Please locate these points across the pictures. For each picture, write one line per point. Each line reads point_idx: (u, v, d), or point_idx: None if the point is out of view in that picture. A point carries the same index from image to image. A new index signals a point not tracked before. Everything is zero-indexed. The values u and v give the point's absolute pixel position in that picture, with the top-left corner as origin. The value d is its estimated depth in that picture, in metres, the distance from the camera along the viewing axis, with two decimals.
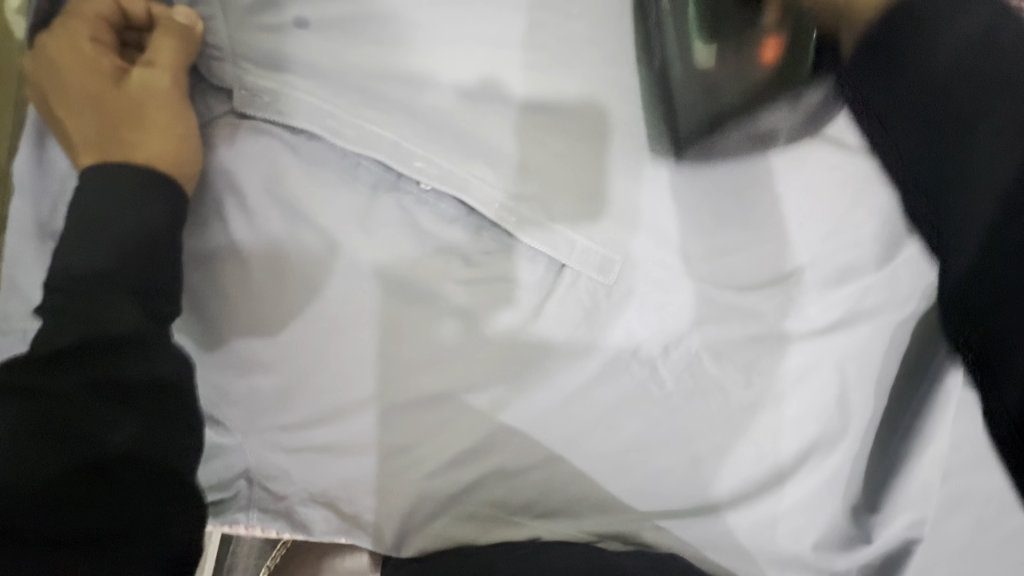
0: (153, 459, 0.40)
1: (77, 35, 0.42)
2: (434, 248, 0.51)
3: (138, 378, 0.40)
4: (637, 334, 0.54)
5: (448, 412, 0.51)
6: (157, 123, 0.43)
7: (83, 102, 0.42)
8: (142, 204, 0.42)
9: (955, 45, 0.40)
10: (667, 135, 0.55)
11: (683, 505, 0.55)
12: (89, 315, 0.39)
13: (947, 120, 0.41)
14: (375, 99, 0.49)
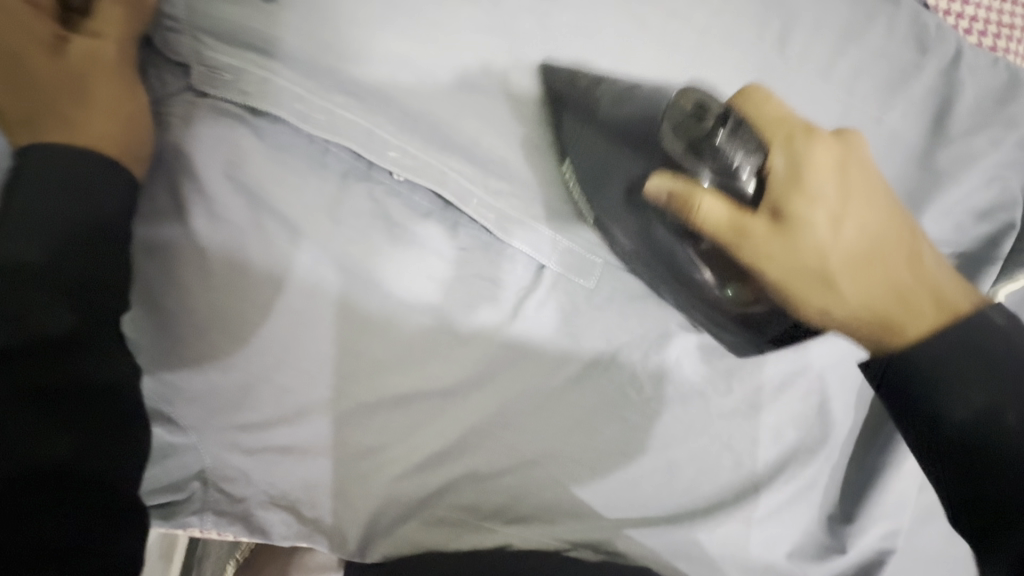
0: (101, 463, 0.37)
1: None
2: (407, 243, 0.47)
3: (82, 376, 0.37)
4: (618, 337, 0.52)
5: (416, 414, 0.48)
6: (100, 98, 0.40)
7: (17, 72, 0.39)
8: (86, 193, 0.39)
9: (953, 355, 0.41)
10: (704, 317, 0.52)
11: (658, 513, 0.55)
12: (20, 311, 0.35)
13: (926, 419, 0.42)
14: (347, 82, 0.45)
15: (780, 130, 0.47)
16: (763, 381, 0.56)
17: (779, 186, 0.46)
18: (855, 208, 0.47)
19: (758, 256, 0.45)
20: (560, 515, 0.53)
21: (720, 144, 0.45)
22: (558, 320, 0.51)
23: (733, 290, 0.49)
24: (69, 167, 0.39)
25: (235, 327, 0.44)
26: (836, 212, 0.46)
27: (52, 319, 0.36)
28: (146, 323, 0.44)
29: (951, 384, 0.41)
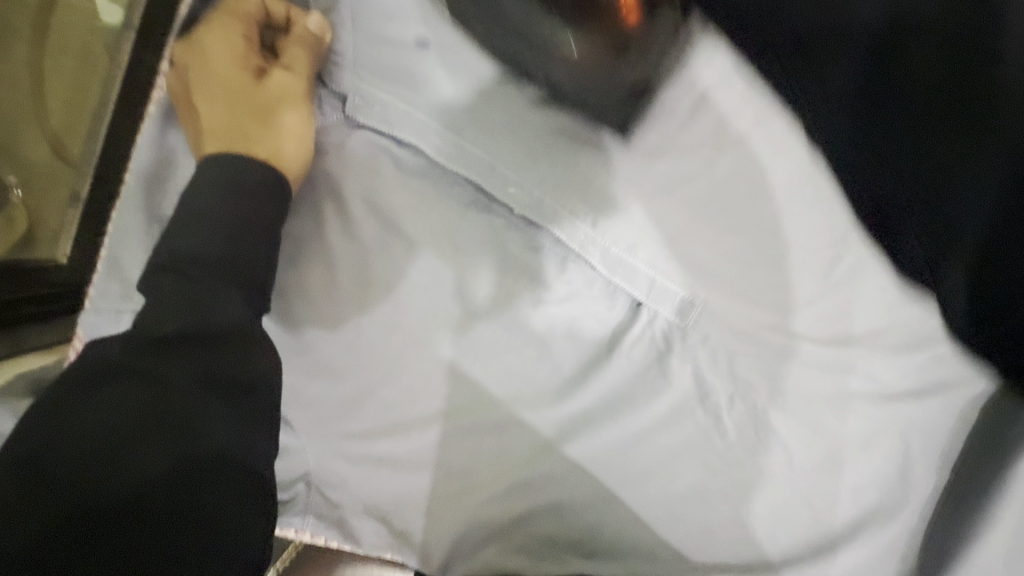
0: (241, 468, 0.38)
1: (232, 36, 0.45)
2: (518, 271, 0.49)
3: (233, 374, 0.39)
4: (706, 379, 0.54)
5: (508, 438, 0.50)
6: (280, 122, 0.45)
7: (219, 93, 0.44)
8: (257, 201, 0.42)
9: (869, 136, 0.49)
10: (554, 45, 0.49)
11: (735, 562, 0.54)
12: (199, 305, 0.38)
13: (937, 162, 0.48)
14: (479, 119, 0.49)
15: None
16: (846, 435, 0.56)
17: None
18: None
19: None
20: (635, 554, 0.53)
21: None
22: (650, 356, 0.52)
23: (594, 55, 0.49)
24: (240, 176, 0.42)
25: (353, 337, 0.47)
26: None
27: (220, 311, 0.39)
28: (278, 327, 0.47)
29: (896, 142, 0.48)
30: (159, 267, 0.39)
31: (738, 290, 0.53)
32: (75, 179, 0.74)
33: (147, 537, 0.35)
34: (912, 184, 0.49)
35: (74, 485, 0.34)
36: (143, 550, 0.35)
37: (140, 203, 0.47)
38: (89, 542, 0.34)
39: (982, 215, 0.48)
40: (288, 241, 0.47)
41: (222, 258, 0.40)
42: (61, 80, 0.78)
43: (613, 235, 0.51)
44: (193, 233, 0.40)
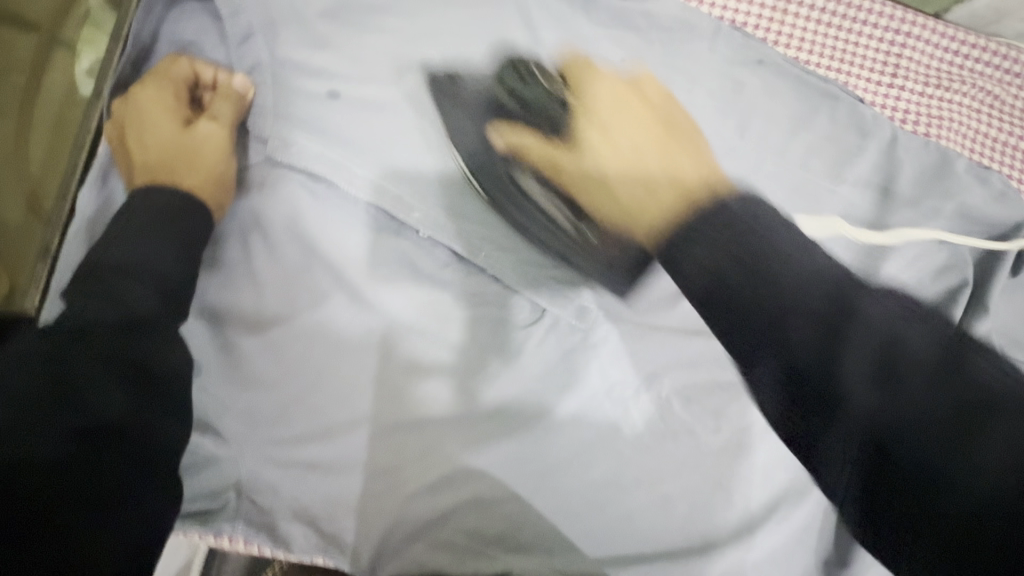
0: (133, 431, 0.46)
1: (165, 94, 0.53)
2: (432, 286, 0.55)
3: (151, 358, 0.48)
4: (611, 375, 0.59)
5: (428, 439, 0.54)
6: (201, 162, 0.52)
7: (153, 141, 0.52)
8: (184, 222, 0.51)
9: (857, 400, 0.44)
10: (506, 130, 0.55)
11: (653, 549, 0.57)
12: (119, 297, 0.48)
13: (823, 399, 0.43)
14: (389, 156, 0.55)
15: (548, 156, 0.54)
16: (750, 420, 0.60)
17: (604, 206, 0.53)
18: (617, 113, 0.55)
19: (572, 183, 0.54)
20: (560, 547, 0.55)
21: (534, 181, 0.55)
22: (557, 356, 0.57)
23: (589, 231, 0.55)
24: (171, 207, 0.51)
25: (280, 352, 0.52)
26: (608, 127, 0.55)
27: (143, 305, 0.48)
28: (207, 343, 0.52)
29: (868, 409, 0.43)
30: (93, 271, 0.49)
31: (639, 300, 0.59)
32: (44, 236, 0.80)
33: (107, 462, 0.44)
34: (886, 424, 0.43)
35: (54, 420, 0.44)
36: (103, 474, 0.43)
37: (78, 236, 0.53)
38: (75, 460, 0.43)
39: (970, 549, 0.43)
40: (213, 265, 0.53)
41: (157, 269, 0.49)
42: (39, 148, 0.86)
43: (518, 255, 0.56)
44: (118, 241, 0.50)
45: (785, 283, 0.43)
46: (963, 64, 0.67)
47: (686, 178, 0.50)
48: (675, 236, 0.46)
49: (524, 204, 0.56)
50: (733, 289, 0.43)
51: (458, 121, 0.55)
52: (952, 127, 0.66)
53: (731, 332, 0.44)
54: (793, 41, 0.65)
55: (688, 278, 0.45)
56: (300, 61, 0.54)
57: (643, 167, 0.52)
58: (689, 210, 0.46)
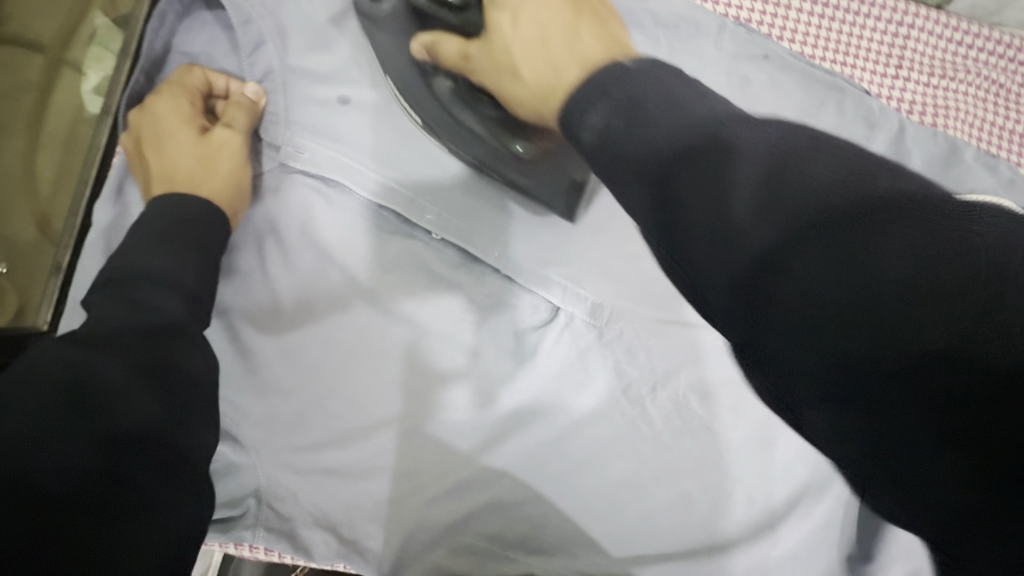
0: (170, 444, 0.38)
1: (178, 103, 0.52)
2: (444, 286, 0.55)
3: (182, 363, 0.41)
4: (627, 371, 0.58)
5: (446, 440, 0.54)
6: (218, 169, 0.51)
7: (169, 150, 0.51)
8: (203, 227, 0.47)
9: (739, 221, 0.30)
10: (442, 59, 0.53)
11: (676, 548, 0.57)
12: (139, 302, 0.41)
13: (718, 234, 0.31)
14: (399, 159, 0.55)
15: (473, 50, 0.50)
16: (768, 415, 0.60)
17: (527, 98, 0.47)
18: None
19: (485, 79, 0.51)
20: (581, 547, 0.55)
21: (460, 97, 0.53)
22: (572, 354, 0.57)
23: (520, 146, 0.53)
24: (187, 211, 0.47)
25: (298, 357, 0.52)
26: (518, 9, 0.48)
27: (168, 309, 0.42)
28: (226, 352, 0.53)
29: (751, 237, 0.30)
30: (116, 290, 0.41)
31: (652, 297, 0.59)
32: (56, 252, 0.80)
33: (133, 471, 0.35)
34: (828, 251, 0.28)
35: (74, 424, 0.34)
36: (127, 486, 0.34)
37: (94, 248, 0.52)
38: (101, 468, 0.34)
39: (949, 413, 0.26)
40: (229, 273, 0.53)
41: (180, 276, 0.44)
42: (49, 165, 0.87)
43: (529, 254, 0.57)
44: (150, 255, 0.43)
45: (647, 133, 0.34)
46: (969, 54, 0.67)
47: (589, 53, 0.42)
48: (581, 93, 0.38)
49: (456, 130, 0.54)
50: (626, 135, 0.35)
51: (383, 42, 0.54)
52: (958, 117, 0.66)
53: (626, 182, 0.36)
54: (797, 35, 0.65)
55: (581, 141, 0.38)
56: (309, 67, 0.54)
57: (550, 43, 0.45)
58: (594, 74, 0.39)
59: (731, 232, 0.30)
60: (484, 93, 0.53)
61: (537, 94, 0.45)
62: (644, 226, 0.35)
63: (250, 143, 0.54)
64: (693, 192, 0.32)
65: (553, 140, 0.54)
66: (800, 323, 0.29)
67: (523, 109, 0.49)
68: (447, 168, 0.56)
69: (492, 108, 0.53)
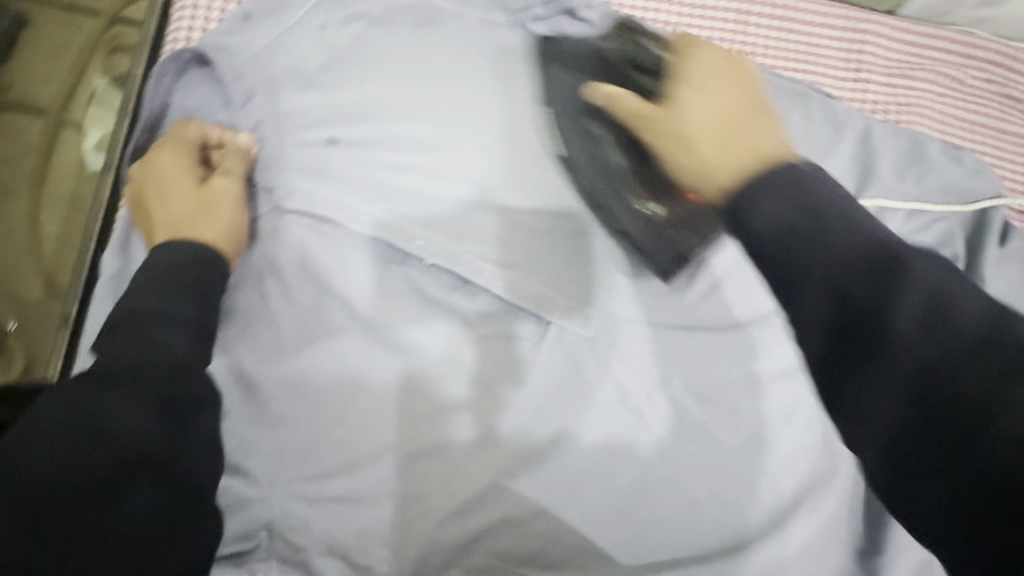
0: (168, 469, 0.40)
1: (178, 156, 0.56)
2: (440, 311, 0.57)
3: (179, 393, 0.42)
4: (624, 381, 0.60)
5: (454, 460, 0.55)
6: (217, 215, 0.54)
7: (171, 200, 0.54)
8: (203, 268, 0.49)
9: (904, 338, 0.36)
10: (574, 124, 0.60)
11: (685, 553, 0.58)
12: (143, 340, 0.43)
13: (874, 339, 0.37)
14: (390, 192, 0.58)
15: (650, 116, 0.52)
16: (767, 413, 0.61)
17: (687, 168, 0.48)
18: (720, 91, 0.50)
19: (654, 141, 0.51)
20: (593, 559, 0.56)
21: (601, 156, 0.58)
22: (566, 365, 0.59)
23: (654, 208, 0.58)
24: (188, 252, 0.50)
25: (303, 388, 0.54)
26: (698, 94, 0.50)
27: (169, 348, 0.43)
28: (232, 389, 0.55)
29: (907, 353, 0.36)
30: (122, 331, 0.43)
31: (641, 306, 0.61)
32: (64, 305, 0.83)
33: (143, 502, 0.38)
34: (955, 382, 0.35)
35: (79, 455, 0.37)
36: (140, 516, 0.38)
37: (102, 297, 0.55)
38: (116, 504, 0.37)
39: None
40: (234, 311, 0.56)
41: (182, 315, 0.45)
42: (56, 223, 0.90)
43: (521, 272, 0.59)
44: (155, 296, 0.46)
45: (831, 246, 0.38)
46: (924, 53, 0.71)
47: (766, 144, 0.44)
48: (752, 182, 0.41)
49: (597, 178, 0.59)
50: (799, 236, 0.39)
51: (559, 78, 0.61)
52: (921, 113, 0.69)
53: (769, 263, 0.40)
54: (757, 49, 0.69)
55: (738, 227, 0.41)
56: (298, 112, 0.57)
57: (699, 126, 0.48)
58: (763, 173, 0.41)
59: (892, 357, 0.37)
60: (636, 145, 0.57)
61: (721, 170, 0.44)
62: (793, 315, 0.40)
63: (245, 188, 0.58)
64: (891, 312, 0.37)
65: (684, 208, 0.58)
66: (915, 423, 0.37)
67: (684, 176, 0.48)
68: (435, 196, 0.58)
69: (635, 164, 0.58)
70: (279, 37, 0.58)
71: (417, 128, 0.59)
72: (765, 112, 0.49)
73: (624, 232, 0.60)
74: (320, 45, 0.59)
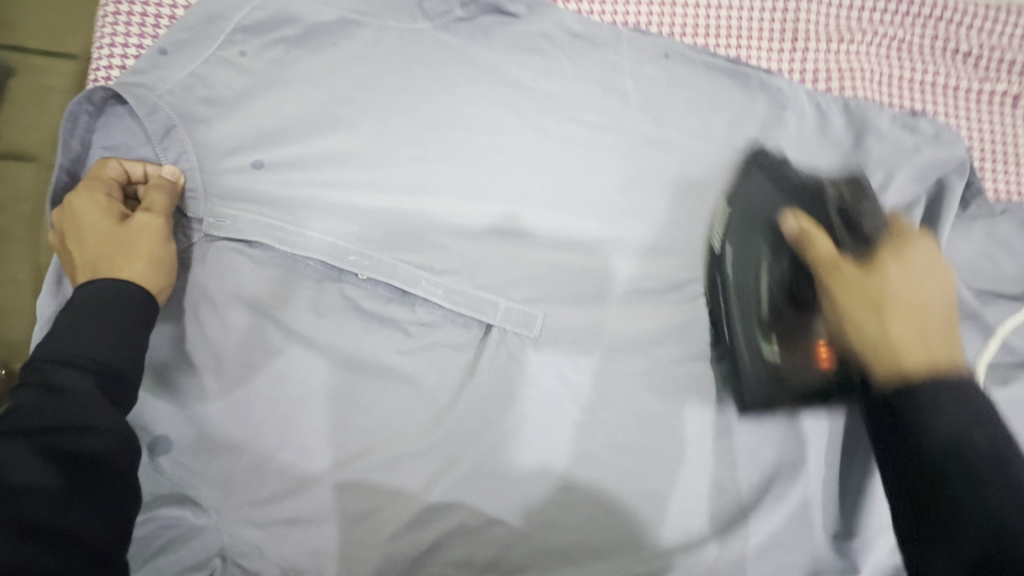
0: (86, 513, 0.40)
1: (96, 193, 0.54)
2: (378, 323, 0.57)
3: (101, 442, 0.43)
4: (573, 379, 0.58)
5: (403, 473, 0.55)
6: (138, 250, 0.52)
7: (89, 238, 0.52)
8: (122, 308, 0.48)
9: None
10: (738, 237, 0.59)
11: (649, 551, 0.56)
12: (66, 387, 0.43)
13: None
14: (319, 210, 0.58)
15: (854, 279, 0.51)
16: (727, 401, 0.59)
17: (863, 337, 0.48)
18: (927, 286, 0.49)
19: (848, 293, 0.50)
20: (552, 564, 0.55)
21: (742, 285, 0.58)
22: (510, 366, 0.58)
23: (773, 351, 0.56)
24: (107, 292, 0.48)
25: (244, 413, 0.54)
26: (909, 280, 0.50)
27: (93, 398, 0.43)
28: (174, 417, 0.55)
29: None
30: (34, 380, 0.43)
31: (592, 302, 0.59)
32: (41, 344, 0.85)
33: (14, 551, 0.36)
34: None
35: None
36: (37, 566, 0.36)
37: (41, 342, 0.55)
38: None
39: None
40: (172, 343, 0.56)
41: (106, 362, 0.45)
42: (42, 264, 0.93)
43: (459, 279, 0.58)
44: (61, 339, 0.45)
45: (1000, 493, 0.38)
46: (863, 15, 0.69)
47: (937, 348, 0.45)
48: (939, 386, 0.42)
49: (741, 303, 0.57)
50: (960, 445, 0.39)
51: (761, 186, 0.60)
52: (864, 79, 0.68)
53: (937, 471, 0.40)
54: (689, 30, 0.68)
55: (888, 413, 0.43)
56: (221, 139, 0.57)
57: (930, 313, 0.47)
58: (947, 375, 0.42)
59: None
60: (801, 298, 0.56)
61: (894, 346, 0.45)
62: (912, 527, 0.41)
63: (173, 219, 0.56)
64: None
65: (810, 362, 0.56)
66: None
67: (859, 339, 0.48)
68: (367, 208, 0.58)
69: (787, 302, 0.57)
70: (196, 67, 0.58)
71: (343, 144, 0.59)
72: (949, 319, 0.48)
73: (730, 348, 0.58)
74: (238, 70, 0.59)
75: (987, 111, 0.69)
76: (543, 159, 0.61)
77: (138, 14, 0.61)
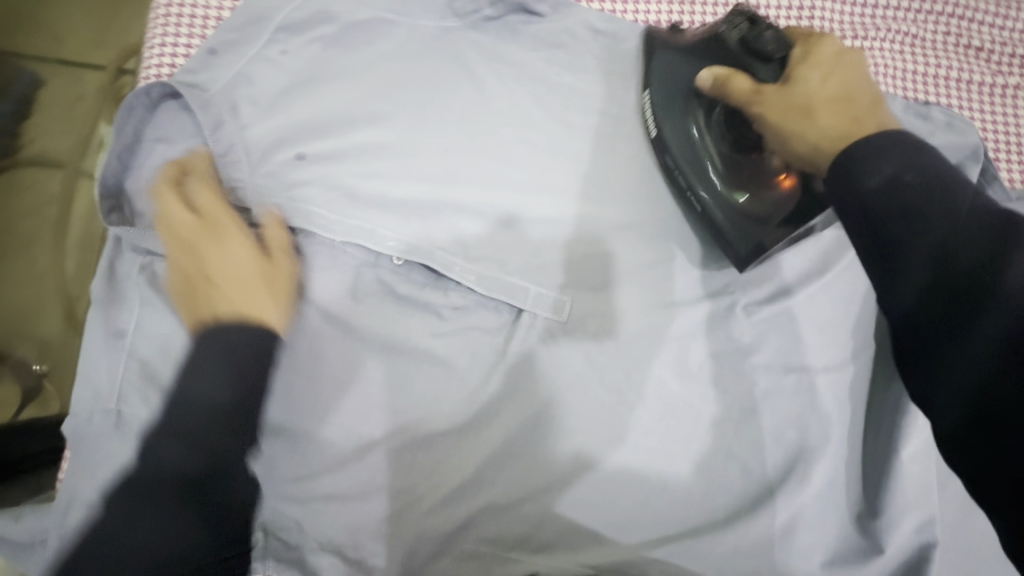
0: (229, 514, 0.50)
1: (222, 240, 0.53)
2: (413, 308, 0.59)
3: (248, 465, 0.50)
4: (601, 362, 0.60)
5: (438, 451, 0.56)
6: (277, 287, 0.53)
7: (227, 283, 0.52)
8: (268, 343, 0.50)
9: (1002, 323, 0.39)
10: (674, 118, 0.61)
11: (675, 529, 0.57)
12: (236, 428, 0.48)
13: (956, 300, 0.40)
14: (357, 199, 0.60)
15: (777, 92, 0.53)
16: (751, 383, 0.61)
17: (807, 142, 0.50)
18: (842, 77, 0.53)
19: (777, 106, 0.53)
20: (581, 541, 0.57)
21: (697, 151, 0.61)
22: (539, 348, 0.60)
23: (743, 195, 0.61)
24: (252, 327, 0.49)
25: (285, 392, 0.56)
26: (824, 79, 0.52)
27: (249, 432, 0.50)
28: None
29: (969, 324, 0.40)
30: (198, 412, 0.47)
31: (619, 287, 0.61)
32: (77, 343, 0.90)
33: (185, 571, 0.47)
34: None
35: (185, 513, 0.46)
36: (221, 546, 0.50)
37: (94, 325, 0.58)
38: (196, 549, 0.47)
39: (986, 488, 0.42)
40: None
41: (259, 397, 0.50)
42: (74, 265, 0.98)
43: (490, 264, 0.60)
44: (214, 382, 0.47)
45: (936, 220, 0.41)
46: (878, 12, 0.71)
47: (866, 125, 0.48)
48: (864, 149, 0.43)
49: (699, 168, 0.61)
50: (898, 193, 0.41)
51: (671, 60, 0.62)
52: (879, 73, 0.70)
53: (878, 222, 0.42)
54: None
55: (837, 191, 0.44)
56: (265, 133, 0.60)
57: (853, 99, 0.51)
58: (872, 139, 0.43)
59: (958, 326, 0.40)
60: (745, 136, 0.60)
61: (835, 140, 0.48)
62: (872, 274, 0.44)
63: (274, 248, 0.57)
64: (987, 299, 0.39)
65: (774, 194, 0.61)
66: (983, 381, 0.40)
67: (804, 146, 0.51)
68: (403, 197, 0.61)
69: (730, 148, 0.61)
70: (241, 66, 0.61)
71: (379, 137, 0.62)
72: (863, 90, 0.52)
73: (705, 214, 0.61)
74: (278, 68, 0.62)
75: (999, 104, 0.71)
76: (568, 151, 0.63)
77: (185, 17, 0.65)
